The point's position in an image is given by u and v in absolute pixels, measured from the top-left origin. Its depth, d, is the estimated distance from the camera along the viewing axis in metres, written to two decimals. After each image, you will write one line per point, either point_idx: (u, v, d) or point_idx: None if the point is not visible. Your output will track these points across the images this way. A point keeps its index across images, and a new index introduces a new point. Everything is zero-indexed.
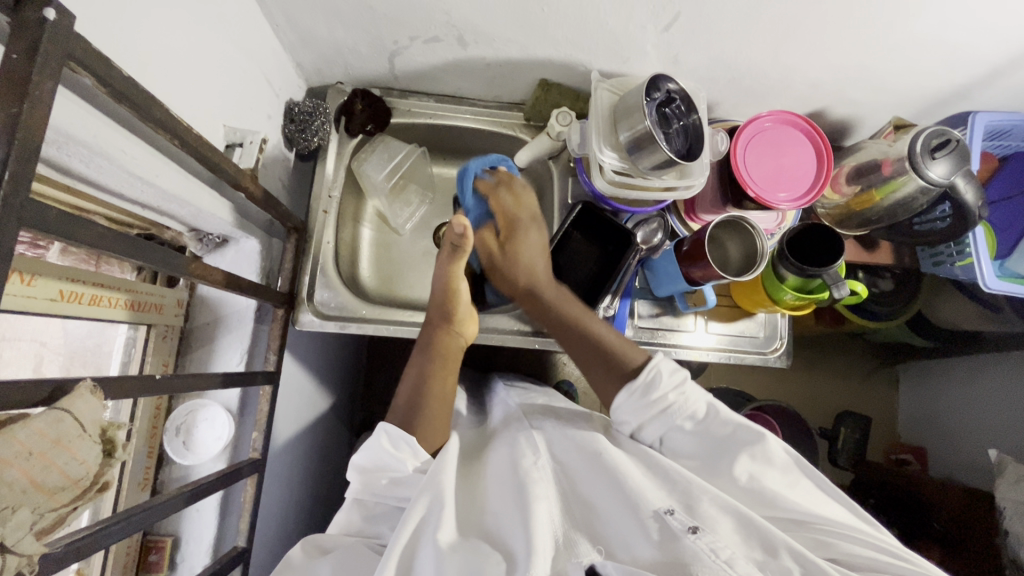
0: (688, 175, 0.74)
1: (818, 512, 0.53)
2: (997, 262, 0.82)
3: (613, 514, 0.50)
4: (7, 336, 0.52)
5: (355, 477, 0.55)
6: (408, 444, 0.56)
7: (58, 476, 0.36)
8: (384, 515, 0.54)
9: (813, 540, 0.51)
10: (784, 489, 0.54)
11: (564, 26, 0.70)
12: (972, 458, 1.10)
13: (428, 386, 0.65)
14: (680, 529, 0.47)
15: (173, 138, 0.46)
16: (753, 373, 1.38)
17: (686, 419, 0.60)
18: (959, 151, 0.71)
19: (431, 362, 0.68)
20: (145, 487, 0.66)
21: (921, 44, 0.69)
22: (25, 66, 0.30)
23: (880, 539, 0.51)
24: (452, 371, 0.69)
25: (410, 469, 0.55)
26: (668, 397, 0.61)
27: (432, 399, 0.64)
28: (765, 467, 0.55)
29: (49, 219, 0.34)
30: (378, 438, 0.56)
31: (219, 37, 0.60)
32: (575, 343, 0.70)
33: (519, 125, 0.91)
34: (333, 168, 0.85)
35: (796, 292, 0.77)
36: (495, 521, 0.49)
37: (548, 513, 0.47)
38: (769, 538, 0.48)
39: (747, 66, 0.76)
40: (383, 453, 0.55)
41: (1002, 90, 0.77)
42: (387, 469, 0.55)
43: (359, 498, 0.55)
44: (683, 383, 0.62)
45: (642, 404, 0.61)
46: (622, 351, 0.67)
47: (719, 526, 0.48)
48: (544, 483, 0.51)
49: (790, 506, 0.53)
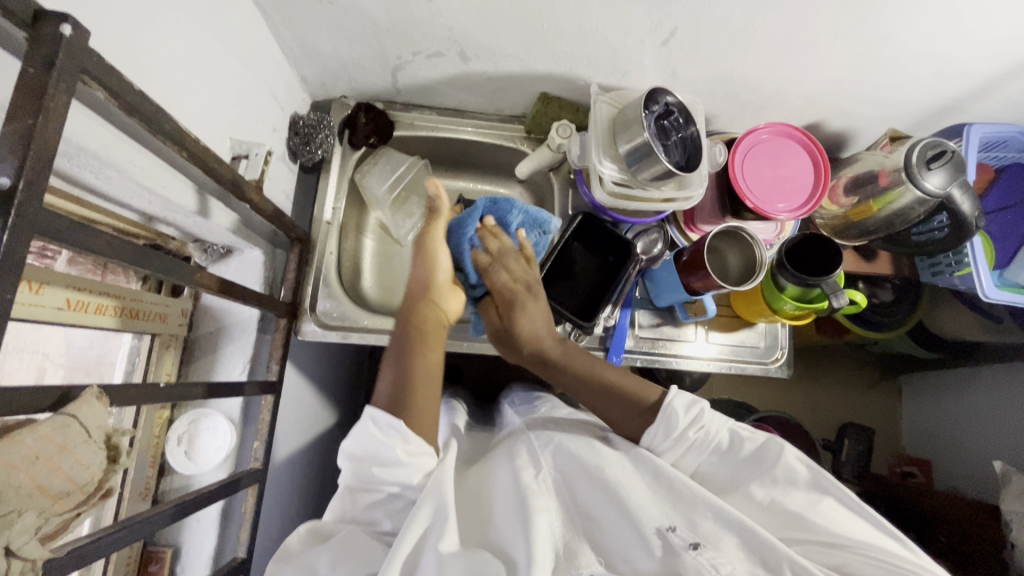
0: (688, 186, 0.75)
1: (843, 531, 0.51)
2: (996, 272, 0.83)
3: (613, 525, 0.50)
4: (8, 347, 0.51)
5: (347, 465, 0.53)
6: (396, 430, 0.54)
7: (64, 480, 0.36)
8: (379, 503, 0.53)
9: (817, 553, 0.51)
10: (805, 508, 0.53)
11: (564, 40, 0.72)
12: (975, 471, 1.09)
13: (415, 356, 0.64)
14: (681, 545, 0.47)
15: (180, 150, 0.47)
16: (754, 384, 1.38)
17: (711, 450, 0.59)
18: (955, 162, 0.72)
19: (416, 339, 0.66)
20: (146, 496, 0.65)
21: (914, 57, 0.70)
22: (42, 79, 0.31)
23: (900, 555, 0.50)
24: (434, 348, 0.67)
25: (400, 454, 0.52)
26: (688, 435, 0.60)
27: (419, 373, 0.62)
28: (787, 488, 0.54)
29: (60, 228, 0.35)
30: (365, 425, 0.54)
31: (226, 52, 0.62)
32: (593, 397, 0.68)
33: (519, 137, 0.92)
34: (336, 180, 0.87)
35: (796, 301, 0.77)
36: (496, 533, 0.48)
37: (548, 524, 0.47)
38: (781, 556, 0.47)
39: (743, 79, 0.77)
40: (372, 440, 0.53)
41: (997, 102, 0.78)
42: (377, 457, 0.53)
43: (350, 485, 0.54)
44: (699, 416, 0.61)
45: (666, 444, 0.60)
46: (637, 391, 0.66)
47: (722, 543, 0.48)
48: (542, 494, 0.50)
49: (810, 524, 0.52)
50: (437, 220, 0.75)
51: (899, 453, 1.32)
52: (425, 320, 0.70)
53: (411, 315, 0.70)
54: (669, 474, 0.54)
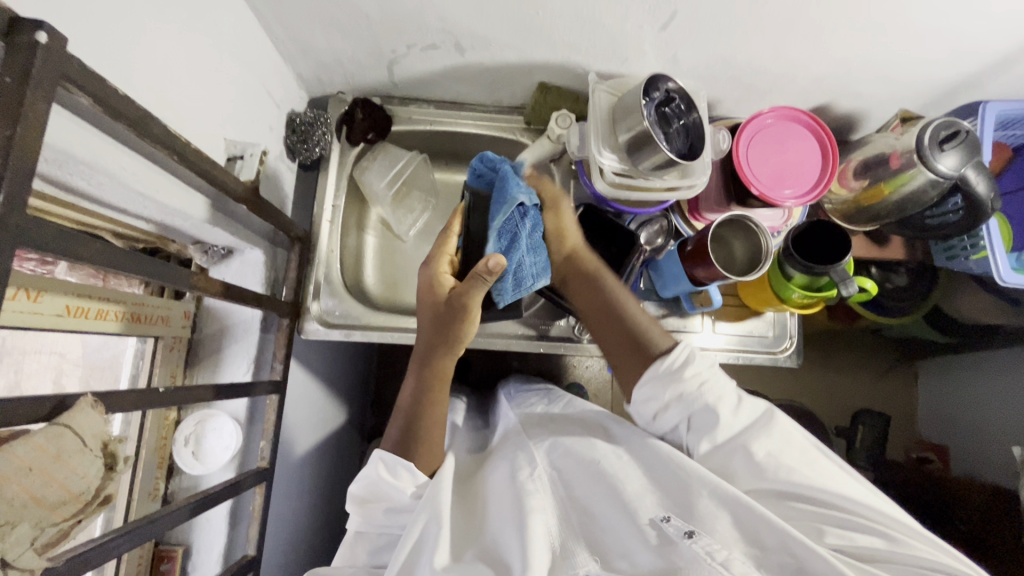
0: (690, 175, 0.73)
1: (832, 490, 0.51)
2: (1015, 254, 0.81)
3: (611, 522, 0.49)
4: (24, 349, 0.54)
5: (354, 510, 0.53)
6: (404, 468, 0.55)
7: (59, 490, 0.36)
8: (388, 545, 0.53)
9: (811, 525, 0.50)
10: (800, 466, 0.52)
11: (559, 28, 0.70)
12: (991, 454, 1.07)
13: (430, 407, 0.64)
14: (677, 535, 0.46)
15: (171, 154, 0.47)
16: (766, 372, 1.36)
17: (712, 399, 0.58)
18: (970, 142, 0.69)
19: (428, 394, 0.65)
20: (155, 497, 0.66)
21: (925, 34, 0.67)
22: (19, 87, 0.31)
23: (892, 519, 0.49)
24: (443, 399, 0.66)
25: (410, 497, 0.53)
26: (699, 375, 0.61)
27: (433, 420, 0.63)
28: (782, 447, 0.54)
29: (47, 237, 0.35)
30: (376, 465, 0.55)
31: (218, 51, 0.61)
32: (607, 322, 0.71)
33: (519, 128, 0.91)
34: (335, 177, 0.86)
35: (803, 290, 0.75)
36: (494, 538, 0.48)
37: (544, 525, 0.47)
38: (776, 532, 0.46)
39: (747, 62, 0.75)
40: (382, 482, 0.54)
41: (1014, 77, 0.75)
42: (386, 498, 0.54)
43: (361, 531, 0.54)
44: (713, 366, 0.62)
45: (668, 378, 0.61)
46: (646, 333, 0.67)
47: (718, 525, 0.47)
48: (540, 494, 0.50)
49: (799, 479, 0.52)
50: (479, 290, 0.63)
51: (915, 438, 1.30)
52: (443, 364, 0.67)
53: (433, 361, 0.66)
54: (663, 458, 0.54)
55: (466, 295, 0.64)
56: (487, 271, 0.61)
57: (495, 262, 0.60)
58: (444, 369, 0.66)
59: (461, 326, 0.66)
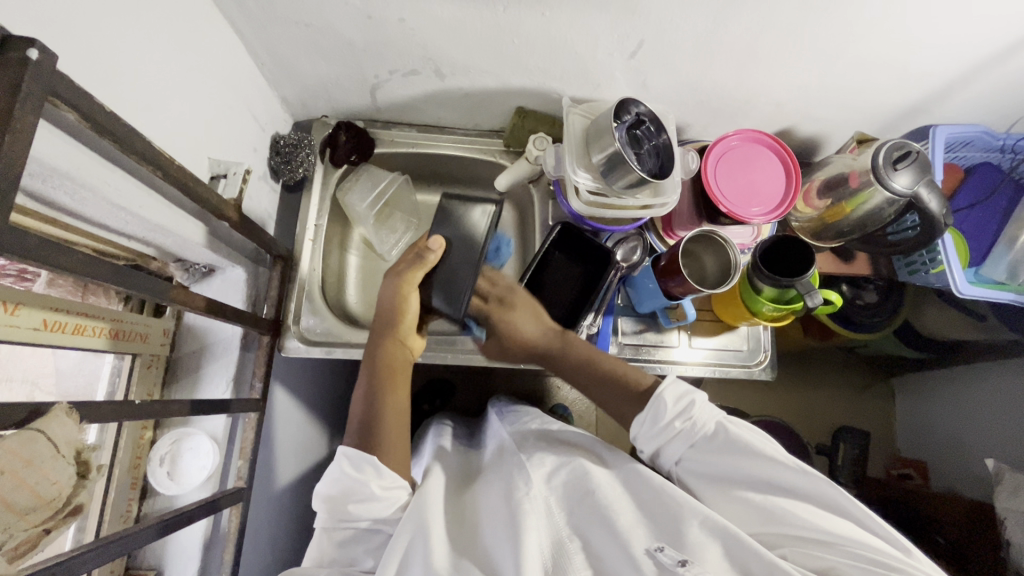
0: (662, 193, 0.77)
1: (832, 528, 0.49)
2: (973, 269, 0.86)
3: (604, 544, 0.48)
4: None
5: (321, 507, 0.53)
6: (368, 464, 0.54)
7: (28, 496, 0.37)
8: (354, 539, 0.53)
9: (804, 554, 0.49)
10: (797, 505, 0.51)
11: (534, 55, 0.74)
12: (969, 467, 1.09)
13: (383, 401, 0.63)
14: (671, 563, 0.45)
15: (156, 170, 0.48)
16: (747, 391, 1.38)
17: (696, 440, 0.57)
18: (920, 162, 0.74)
19: (382, 383, 0.65)
20: (127, 519, 0.65)
21: (872, 63, 0.72)
22: (8, 100, 0.32)
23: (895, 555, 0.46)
24: (402, 386, 0.66)
25: (376, 489, 0.53)
26: (676, 424, 0.58)
27: (392, 413, 0.62)
28: (777, 487, 0.52)
29: (30, 246, 0.35)
30: (340, 463, 0.55)
31: (204, 75, 0.63)
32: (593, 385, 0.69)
33: (498, 151, 0.94)
34: (318, 197, 0.88)
35: (772, 303, 0.79)
36: (488, 549, 0.48)
37: (537, 544, 0.46)
38: (764, 561, 0.46)
39: (712, 88, 0.79)
40: (347, 479, 0.53)
41: (960, 103, 0.81)
42: (353, 494, 0.53)
43: (327, 527, 0.54)
44: (688, 406, 0.58)
45: (653, 432, 0.59)
46: (629, 375, 0.67)
47: (708, 556, 0.47)
48: (535, 515, 0.50)
49: (794, 518, 0.50)
50: (418, 267, 0.70)
51: (896, 456, 1.31)
52: (393, 356, 0.68)
53: (381, 353, 0.68)
54: (659, 486, 0.53)
55: (402, 274, 0.71)
56: (428, 250, 0.70)
57: (435, 241, 0.70)
58: (394, 359, 0.68)
59: (400, 302, 0.69)
